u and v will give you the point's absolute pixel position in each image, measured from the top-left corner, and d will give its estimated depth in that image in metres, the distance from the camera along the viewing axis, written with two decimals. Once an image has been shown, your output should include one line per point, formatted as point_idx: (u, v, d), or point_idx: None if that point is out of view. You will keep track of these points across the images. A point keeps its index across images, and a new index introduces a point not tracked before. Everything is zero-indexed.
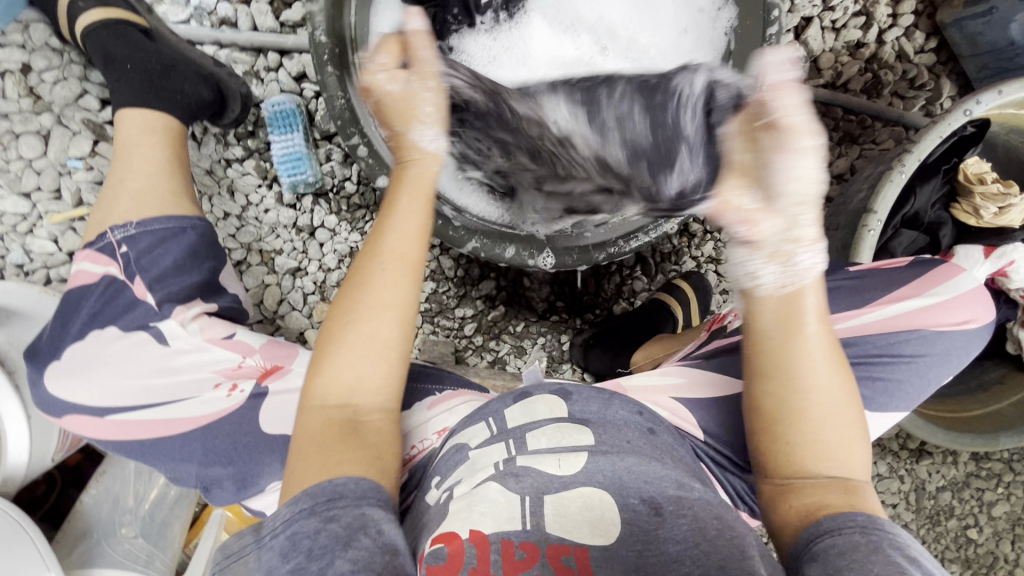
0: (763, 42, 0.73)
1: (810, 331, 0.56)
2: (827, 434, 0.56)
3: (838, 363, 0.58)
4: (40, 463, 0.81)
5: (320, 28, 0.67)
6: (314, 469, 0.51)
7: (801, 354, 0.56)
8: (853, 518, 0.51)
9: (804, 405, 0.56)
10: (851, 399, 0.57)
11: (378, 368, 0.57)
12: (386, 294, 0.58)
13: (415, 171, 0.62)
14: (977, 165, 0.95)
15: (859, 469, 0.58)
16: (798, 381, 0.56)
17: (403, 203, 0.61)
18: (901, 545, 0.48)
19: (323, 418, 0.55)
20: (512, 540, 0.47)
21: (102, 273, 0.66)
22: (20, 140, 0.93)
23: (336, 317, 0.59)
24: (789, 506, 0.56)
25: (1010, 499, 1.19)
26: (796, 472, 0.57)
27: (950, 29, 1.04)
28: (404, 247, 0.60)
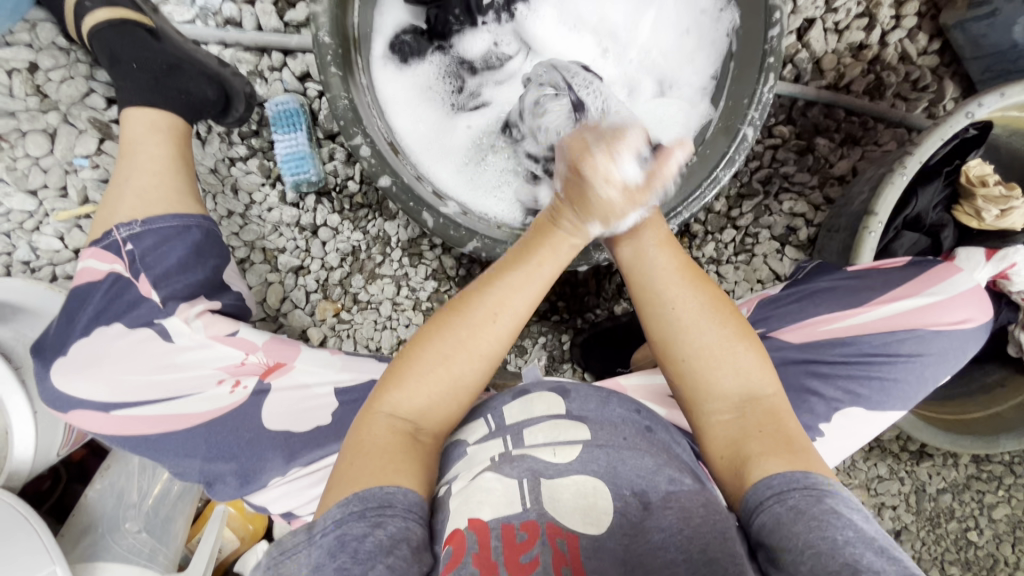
0: (764, 44, 0.72)
1: (656, 255, 0.62)
2: (710, 358, 0.58)
3: (699, 283, 0.61)
4: (45, 457, 0.82)
5: (324, 29, 0.68)
6: (368, 473, 0.51)
7: (655, 281, 0.61)
8: (769, 483, 0.50)
9: (674, 336, 0.59)
10: (724, 313, 0.59)
11: (450, 403, 0.58)
12: (485, 341, 0.58)
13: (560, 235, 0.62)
14: (979, 168, 0.95)
15: (767, 389, 0.58)
16: (663, 306, 0.60)
17: (536, 257, 0.61)
18: (815, 496, 0.48)
19: (389, 429, 0.55)
20: (512, 523, 0.47)
21: (108, 270, 0.67)
22: (26, 137, 0.94)
23: (428, 339, 0.58)
24: (721, 463, 0.56)
25: (1011, 502, 1.19)
26: (711, 412, 0.58)
27: (953, 32, 1.04)
28: (519, 302, 0.59)
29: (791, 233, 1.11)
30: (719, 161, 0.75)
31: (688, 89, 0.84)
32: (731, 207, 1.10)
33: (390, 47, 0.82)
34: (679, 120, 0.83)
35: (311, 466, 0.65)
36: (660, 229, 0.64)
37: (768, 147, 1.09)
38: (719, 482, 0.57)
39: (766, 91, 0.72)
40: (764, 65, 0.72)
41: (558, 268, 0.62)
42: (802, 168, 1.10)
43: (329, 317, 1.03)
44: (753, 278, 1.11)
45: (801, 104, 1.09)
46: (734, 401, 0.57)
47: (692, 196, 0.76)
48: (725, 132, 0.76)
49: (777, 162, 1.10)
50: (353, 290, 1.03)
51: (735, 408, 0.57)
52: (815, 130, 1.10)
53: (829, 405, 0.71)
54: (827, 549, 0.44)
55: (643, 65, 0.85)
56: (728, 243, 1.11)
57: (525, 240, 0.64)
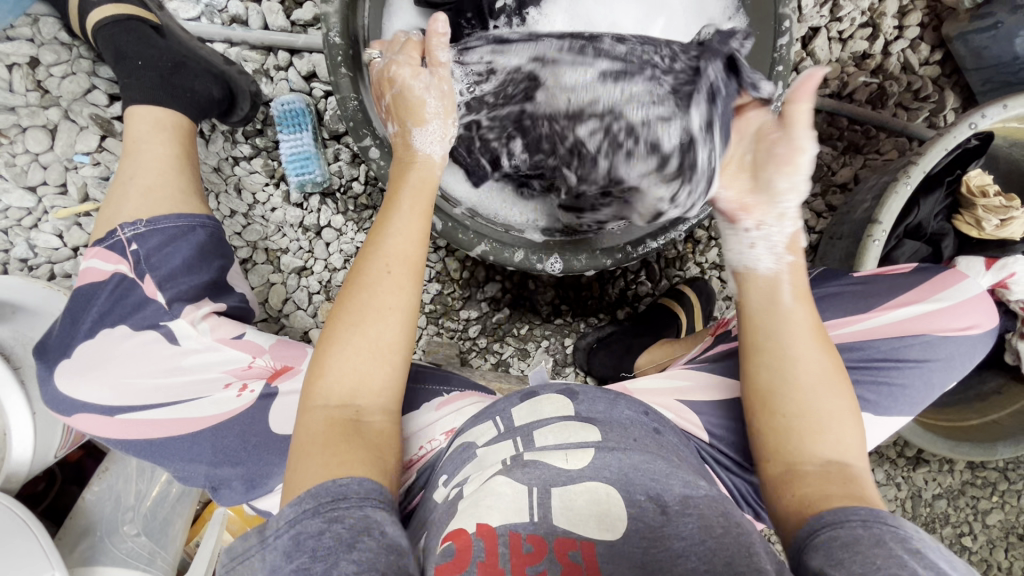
0: (773, 52, 0.74)
1: (795, 310, 0.63)
2: (816, 417, 0.59)
3: (827, 350, 0.62)
4: (42, 459, 0.80)
5: (335, 29, 0.68)
6: (319, 465, 0.50)
7: (785, 334, 0.63)
8: (854, 510, 0.51)
9: (792, 383, 0.61)
10: (842, 381, 0.61)
11: (381, 367, 0.57)
12: (389, 295, 0.58)
13: (415, 168, 0.64)
14: (979, 178, 0.96)
15: (857, 460, 0.59)
16: (787, 356, 0.62)
17: (404, 201, 0.62)
18: (902, 535, 0.48)
19: (325, 418, 0.54)
20: (519, 532, 0.47)
21: (113, 270, 0.66)
22: (26, 133, 0.93)
23: (338, 316, 0.58)
24: (792, 502, 0.56)
25: (1005, 507, 1.20)
26: (798, 461, 0.59)
27: (955, 43, 1.05)
28: (406, 247, 0.60)
29: None
30: None
31: None
32: None
33: None
34: None
35: None
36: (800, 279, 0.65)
37: None
38: (780, 518, 0.58)
39: (776, 100, 0.74)
40: (773, 73, 0.74)
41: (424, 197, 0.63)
42: None
43: None
44: None
45: None
46: (823, 461, 0.58)
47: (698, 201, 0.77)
48: None
49: None
50: None
51: (823, 465, 0.58)
52: (818, 139, 1.11)
53: None
54: (901, 569, 0.44)
55: None
56: None
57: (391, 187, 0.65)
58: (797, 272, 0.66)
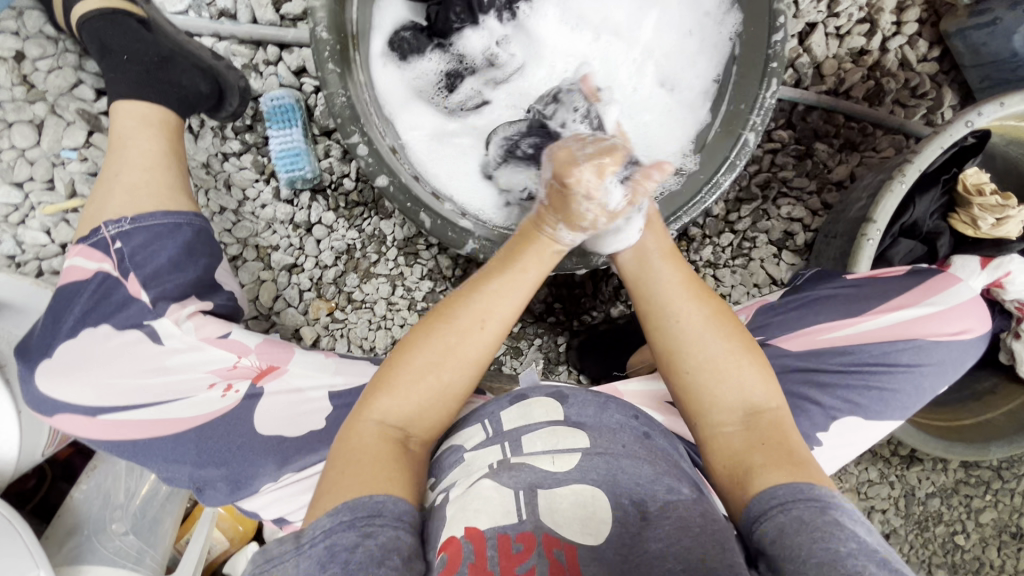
0: (767, 49, 0.72)
1: (659, 269, 0.64)
2: (715, 369, 0.59)
3: (704, 296, 0.62)
4: (29, 457, 0.80)
5: (322, 24, 0.67)
6: (363, 480, 0.50)
7: (659, 293, 0.62)
8: (773, 492, 0.50)
9: (676, 346, 0.60)
10: (727, 326, 0.60)
11: (442, 408, 0.58)
12: (475, 347, 0.58)
13: (544, 240, 0.61)
14: (976, 176, 0.96)
15: (770, 402, 0.58)
16: (668, 319, 0.61)
17: (522, 265, 0.60)
18: (819, 508, 0.48)
19: (378, 435, 0.54)
20: (508, 534, 0.46)
21: (95, 269, 0.65)
22: (12, 128, 0.92)
23: (416, 344, 0.57)
24: (725, 473, 0.55)
25: (997, 506, 1.20)
26: (715, 420, 0.58)
27: (953, 39, 1.04)
28: (507, 307, 0.59)
29: (789, 237, 1.11)
30: (720, 167, 0.75)
31: (690, 92, 0.82)
32: (729, 212, 1.10)
33: (389, 44, 0.80)
34: (682, 125, 0.82)
35: (304, 471, 0.63)
36: (655, 223, 0.67)
37: (768, 151, 1.09)
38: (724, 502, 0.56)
39: (769, 96, 0.72)
40: (766, 71, 0.72)
41: (545, 270, 0.63)
42: (801, 173, 1.10)
43: (322, 316, 1.01)
44: (751, 282, 1.11)
45: (801, 109, 1.09)
46: (739, 412, 0.57)
47: (694, 200, 0.76)
48: (727, 135, 0.76)
49: (776, 167, 1.09)
50: (348, 289, 1.01)
51: (740, 417, 0.57)
52: (815, 136, 1.09)
53: (827, 414, 0.70)
54: (830, 559, 0.43)
55: (645, 65, 0.84)
56: (726, 246, 1.11)
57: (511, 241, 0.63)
58: (656, 226, 0.67)
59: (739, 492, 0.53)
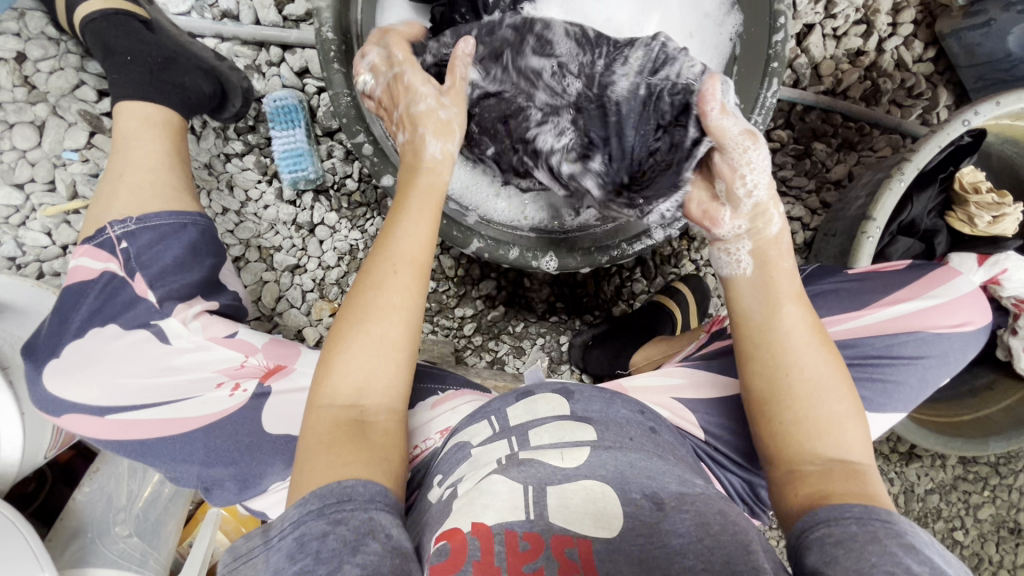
0: (769, 48, 0.74)
1: (789, 314, 0.60)
2: (821, 423, 0.58)
3: (825, 347, 0.60)
4: (32, 460, 0.79)
5: (327, 24, 0.67)
6: (323, 467, 0.50)
7: (784, 338, 0.59)
8: (848, 508, 0.51)
9: (784, 390, 0.59)
10: (846, 384, 0.59)
11: (390, 367, 0.56)
12: (396, 295, 0.57)
13: (425, 171, 0.62)
14: (972, 175, 0.97)
15: (861, 457, 0.58)
16: (782, 363, 0.59)
17: (411, 204, 0.60)
18: (896, 530, 0.48)
19: (332, 419, 0.54)
20: (516, 530, 0.46)
21: (102, 269, 0.65)
22: (13, 129, 0.91)
23: (344, 317, 0.57)
24: (794, 504, 0.55)
25: (996, 502, 1.21)
26: (799, 461, 0.58)
27: (948, 40, 1.05)
28: (410, 248, 0.58)
29: None
30: None
31: None
32: None
33: None
34: None
35: None
36: (786, 266, 0.62)
37: (767, 151, 1.10)
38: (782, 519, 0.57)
39: (770, 96, 0.74)
40: (768, 70, 0.74)
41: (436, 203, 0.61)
42: (800, 172, 1.11)
43: (325, 317, 1.01)
44: None
45: (800, 109, 1.10)
46: (824, 459, 0.57)
47: None
48: None
49: (775, 166, 1.10)
50: (350, 289, 1.01)
51: (824, 464, 0.57)
52: (813, 136, 1.10)
53: None
54: (897, 569, 0.43)
55: None
56: None
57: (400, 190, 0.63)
58: (792, 271, 0.62)
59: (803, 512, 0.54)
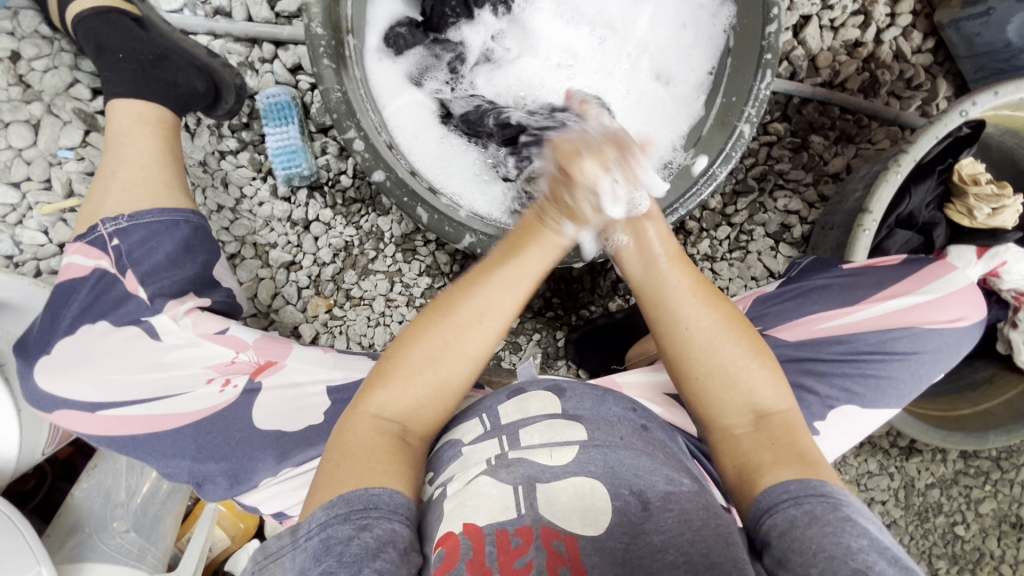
0: (761, 40, 0.72)
1: (670, 274, 0.62)
2: (724, 374, 0.58)
3: (713, 300, 0.60)
4: (29, 456, 0.80)
5: (316, 20, 0.67)
6: (361, 471, 0.50)
7: (668, 300, 0.60)
8: (785, 488, 0.50)
9: (687, 350, 0.59)
10: (737, 330, 0.59)
11: (443, 402, 0.57)
12: (474, 342, 0.56)
13: (548, 235, 0.60)
14: (971, 166, 0.96)
15: (780, 404, 0.58)
16: (677, 323, 0.59)
17: (523, 262, 0.59)
18: (833, 505, 0.48)
19: (376, 429, 0.54)
20: (507, 529, 0.46)
21: (93, 266, 0.66)
22: (9, 128, 0.92)
23: (412, 339, 0.56)
24: (733, 479, 0.55)
25: (997, 496, 1.20)
26: (725, 422, 0.58)
27: (947, 30, 1.04)
28: (506, 304, 0.57)
29: (785, 230, 1.11)
30: (715, 158, 0.75)
31: (686, 84, 0.82)
32: (726, 204, 1.10)
33: (384, 39, 0.80)
34: (679, 117, 0.82)
35: (301, 466, 0.63)
36: (660, 226, 0.65)
37: (764, 144, 1.09)
38: (729, 490, 0.57)
39: (763, 88, 0.72)
40: (760, 62, 0.72)
41: (547, 266, 0.61)
42: (798, 165, 1.10)
43: (321, 314, 1.01)
44: (748, 275, 1.11)
45: (796, 102, 1.09)
46: (748, 413, 0.57)
47: (689, 192, 0.76)
48: (721, 127, 0.76)
49: (772, 159, 1.10)
50: (346, 286, 1.01)
51: (750, 419, 0.57)
52: (810, 128, 1.09)
53: (823, 403, 0.70)
54: (840, 553, 0.44)
55: (640, 58, 0.84)
56: (723, 239, 1.11)
57: (512, 237, 0.62)
58: (665, 233, 0.65)
59: (746, 493, 0.53)
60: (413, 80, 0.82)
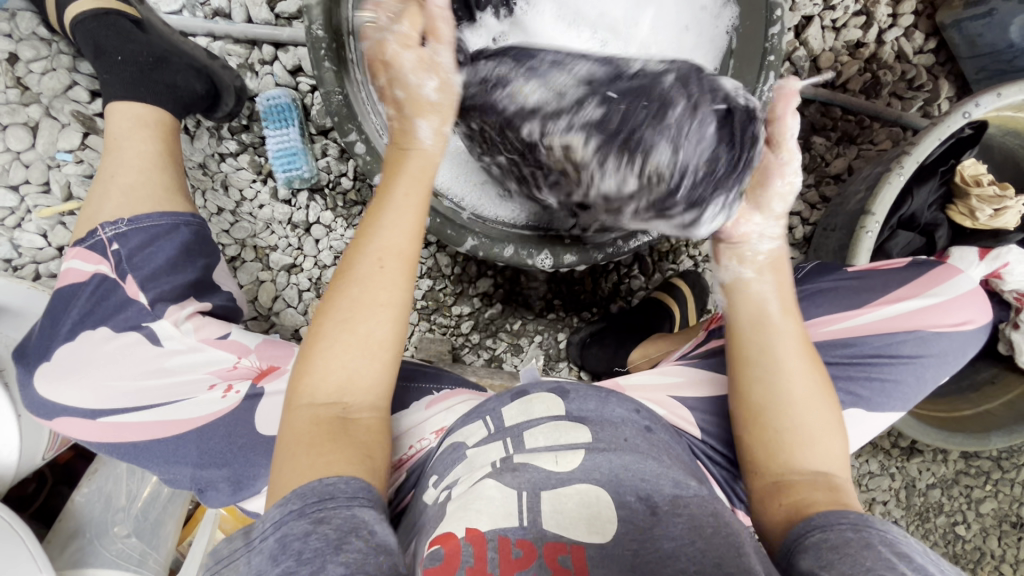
0: (763, 42, 0.73)
1: (784, 324, 0.65)
2: (803, 436, 0.60)
3: (814, 365, 0.64)
4: (29, 462, 0.79)
5: (317, 21, 0.65)
6: (305, 467, 0.50)
7: (777, 346, 0.63)
8: (846, 514, 0.51)
9: (782, 400, 0.61)
10: (826, 397, 0.62)
11: (374, 366, 0.56)
12: (384, 290, 0.56)
13: (412, 154, 0.61)
14: (973, 168, 0.96)
15: (838, 468, 0.60)
16: (767, 371, 0.63)
17: (399, 193, 0.60)
18: (890, 540, 0.47)
19: (311, 418, 0.53)
20: (508, 537, 0.46)
21: (94, 271, 0.65)
22: (7, 131, 0.91)
23: (329, 308, 0.56)
24: (783, 508, 0.57)
25: (998, 496, 1.20)
26: (787, 471, 0.59)
27: (949, 30, 1.04)
28: (400, 242, 0.58)
29: (787, 231, 1.11)
30: None
31: None
32: None
33: None
34: None
35: None
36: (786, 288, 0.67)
37: None
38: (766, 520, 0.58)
39: (763, 90, 0.73)
40: (763, 64, 0.73)
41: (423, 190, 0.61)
42: (800, 166, 1.10)
43: None
44: None
45: (799, 102, 1.09)
46: (812, 471, 0.59)
47: None
48: None
49: None
50: None
51: (811, 476, 0.59)
52: (812, 129, 1.09)
53: None
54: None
55: (642, 60, 0.84)
56: None
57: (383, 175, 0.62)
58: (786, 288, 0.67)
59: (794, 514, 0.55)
60: None
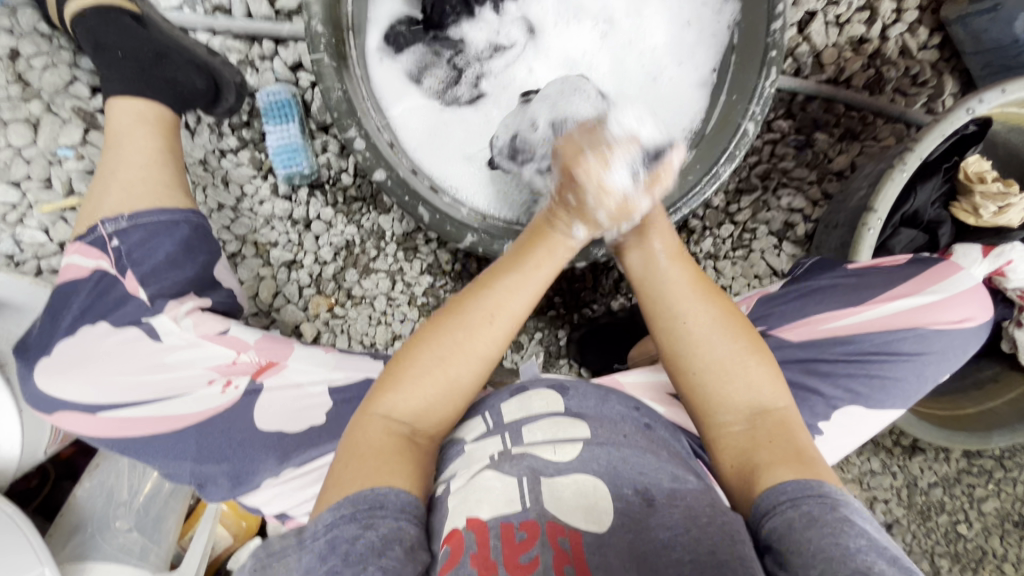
0: (767, 38, 0.71)
1: (670, 269, 0.62)
2: (723, 371, 0.58)
3: (711, 295, 0.61)
4: (31, 456, 0.80)
5: (317, 18, 0.66)
6: (369, 471, 0.49)
7: (670, 295, 0.61)
8: (783, 488, 0.50)
9: (684, 349, 0.59)
10: (734, 328, 0.59)
11: (449, 405, 0.57)
12: (483, 343, 0.57)
13: (559, 238, 0.62)
14: (977, 164, 0.94)
15: (778, 402, 0.58)
16: (678, 322, 0.60)
17: (532, 262, 0.60)
18: (829, 505, 0.48)
19: (385, 431, 0.53)
20: (511, 522, 0.46)
21: (93, 267, 0.65)
22: (8, 127, 0.91)
23: (423, 342, 0.57)
24: (733, 472, 0.55)
25: (1000, 495, 1.20)
26: (723, 422, 0.57)
27: (953, 26, 1.03)
28: (517, 305, 0.58)
29: (789, 229, 1.10)
30: (720, 156, 0.73)
31: (688, 84, 0.82)
32: (729, 203, 1.09)
33: (385, 39, 0.79)
34: (683, 115, 0.82)
35: (303, 467, 0.63)
36: (665, 229, 0.65)
37: (768, 142, 1.08)
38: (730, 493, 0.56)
39: (768, 87, 0.71)
40: (766, 59, 0.71)
41: (554, 269, 0.62)
42: (802, 163, 1.09)
43: (322, 312, 1.01)
44: (751, 273, 1.11)
45: (800, 99, 1.08)
46: (747, 412, 0.57)
47: (693, 189, 0.74)
48: (726, 124, 0.75)
49: (776, 157, 1.09)
50: (347, 285, 1.01)
51: (747, 418, 0.57)
52: (815, 126, 1.09)
53: (828, 404, 0.70)
54: (838, 554, 0.43)
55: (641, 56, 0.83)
56: (726, 238, 1.10)
57: (523, 241, 0.63)
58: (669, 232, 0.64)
59: (749, 495, 0.52)
60: (407, 73, 0.80)
